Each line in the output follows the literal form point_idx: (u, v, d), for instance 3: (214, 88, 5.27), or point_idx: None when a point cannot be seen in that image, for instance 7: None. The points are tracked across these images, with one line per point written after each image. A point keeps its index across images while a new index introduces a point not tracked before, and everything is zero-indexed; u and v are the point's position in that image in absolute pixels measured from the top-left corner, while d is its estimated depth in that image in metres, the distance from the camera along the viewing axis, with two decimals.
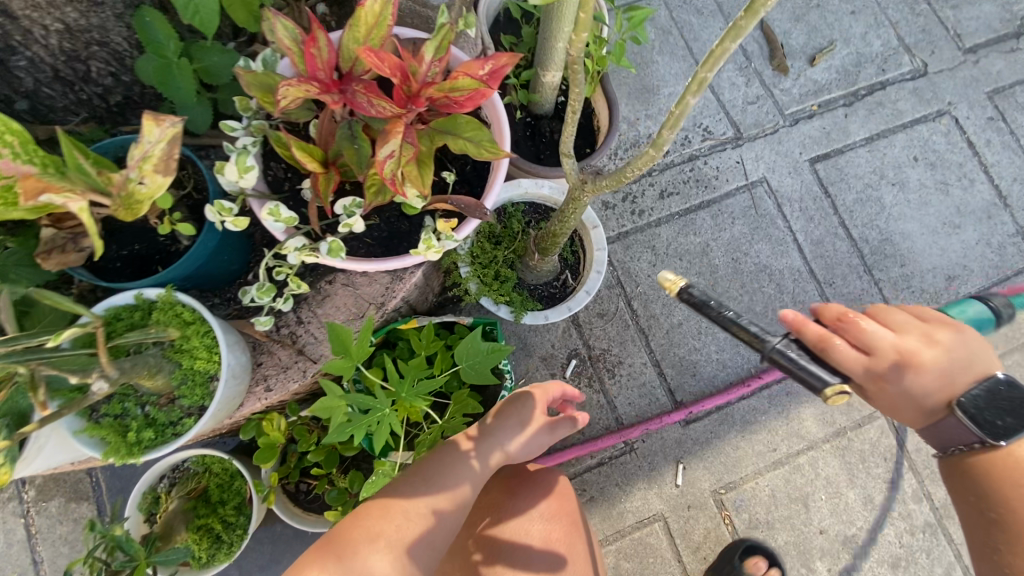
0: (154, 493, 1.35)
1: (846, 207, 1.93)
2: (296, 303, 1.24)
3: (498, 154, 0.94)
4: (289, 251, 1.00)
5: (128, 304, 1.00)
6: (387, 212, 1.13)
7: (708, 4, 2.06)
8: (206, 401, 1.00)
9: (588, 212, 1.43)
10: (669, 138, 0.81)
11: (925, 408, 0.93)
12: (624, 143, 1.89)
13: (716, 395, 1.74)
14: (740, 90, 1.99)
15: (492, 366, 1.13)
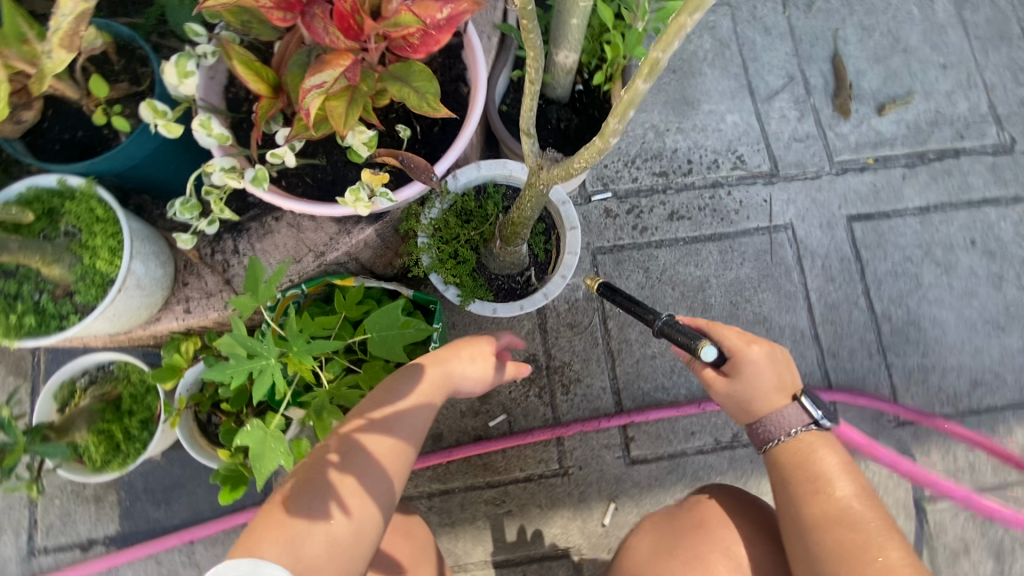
0: (72, 387, 1.35)
1: (875, 277, 1.72)
2: (237, 230, 1.18)
3: (438, 112, 0.85)
4: (214, 170, 0.95)
5: (51, 188, 0.98)
6: (336, 156, 1.06)
7: (780, 24, 1.88)
8: (99, 302, 0.97)
9: (569, 211, 1.31)
10: (616, 128, 0.69)
11: (776, 395, 1.06)
12: (646, 152, 1.74)
13: (672, 441, 1.59)
14: (790, 123, 1.80)
15: (405, 343, 1.05)
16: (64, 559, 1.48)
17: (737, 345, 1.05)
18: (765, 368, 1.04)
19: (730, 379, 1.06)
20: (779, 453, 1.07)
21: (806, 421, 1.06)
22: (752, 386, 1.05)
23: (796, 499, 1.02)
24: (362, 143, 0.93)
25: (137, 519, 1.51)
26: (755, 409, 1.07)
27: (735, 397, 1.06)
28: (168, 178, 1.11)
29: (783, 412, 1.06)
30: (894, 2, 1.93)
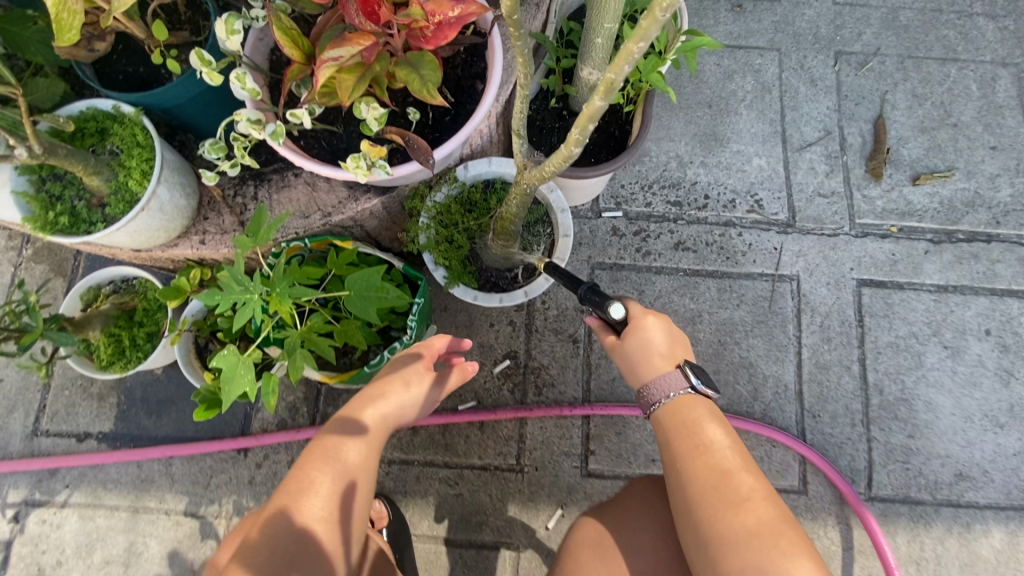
0: (97, 291, 1.51)
1: (874, 346, 1.68)
2: (260, 179, 1.30)
3: (436, 101, 0.94)
4: (241, 119, 1.03)
5: (107, 111, 1.13)
6: (353, 127, 1.17)
7: (827, 78, 1.87)
8: (123, 217, 1.11)
9: (565, 219, 1.36)
10: (579, 139, 0.75)
11: (661, 360, 1.09)
12: (664, 180, 1.77)
13: (631, 463, 1.61)
14: (817, 177, 1.79)
15: (380, 307, 1.14)
16: (61, 444, 1.64)
17: (633, 311, 1.12)
18: (656, 330, 1.10)
19: (623, 339, 1.12)
20: (661, 419, 1.08)
21: (683, 385, 1.07)
22: (642, 347, 1.10)
23: (673, 455, 1.03)
24: (374, 119, 1.00)
25: (129, 423, 1.65)
26: (646, 372, 1.11)
27: (627, 356, 1.12)
28: (208, 120, 1.25)
29: (665, 375, 1.08)
30: (953, 75, 1.89)
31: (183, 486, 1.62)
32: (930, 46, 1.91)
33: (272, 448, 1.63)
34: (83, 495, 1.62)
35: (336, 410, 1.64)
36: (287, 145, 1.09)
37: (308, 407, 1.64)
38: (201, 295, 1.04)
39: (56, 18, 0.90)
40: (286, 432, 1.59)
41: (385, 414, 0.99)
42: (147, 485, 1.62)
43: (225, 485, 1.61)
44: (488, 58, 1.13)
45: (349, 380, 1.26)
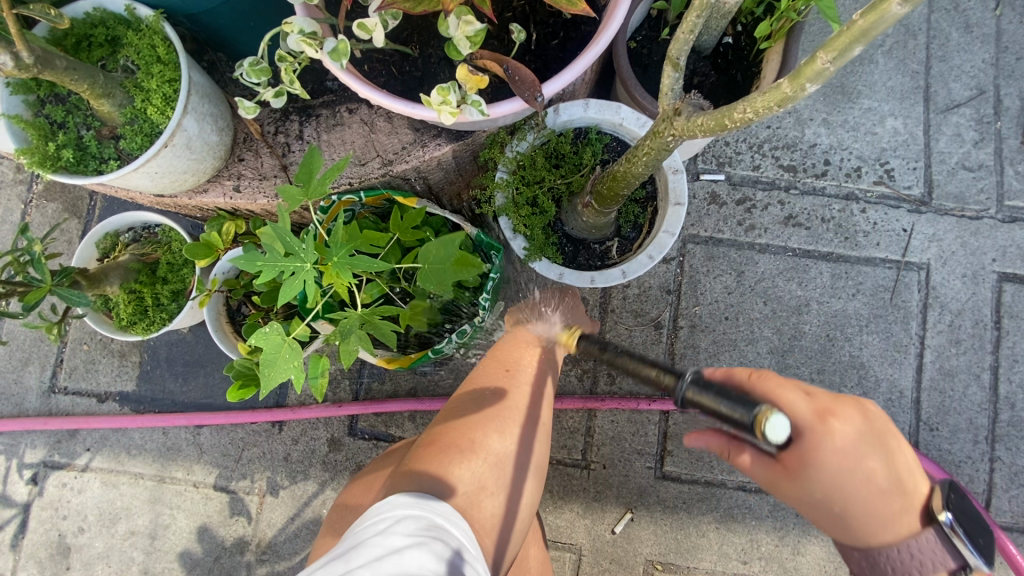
0: (115, 239, 1.31)
1: (1011, 353, 1.43)
2: (307, 114, 1.06)
3: (567, 11, 0.66)
4: (292, 30, 0.79)
5: (118, 14, 0.87)
6: (432, 49, 0.89)
7: (987, 23, 1.51)
8: (141, 154, 0.88)
9: (679, 183, 1.09)
10: (823, 70, 0.49)
11: (891, 505, 0.67)
12: (777, 140, 1.47)
13: (713, 468, 1.41)
14: (963, 146, 1.48)
15: (458, 286, 0.90)
16: (81, 403, 1.49)
17: (804, 423, 0.66)
18: (864, 462, 0.66)
19: (806, 480, 0.67)
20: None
21: (948, 565, 0.66)
22: (846, 491, 0.66)
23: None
24: (469, 36, 0.74)
25: (153, 386, 1.49)
26: (864, 532, 0.68)
27: (818, 502, 0.68)
28: (243, 34, 0.99)
29: (908, 541, 0.67)
30: None
31: (212, 458, 1.47)
32: None
33: (310, 423, 1.46)
34: (104, 460, 1.48)
35: (381, 386, 1.45)
36: (349, 69, 0.84)
37: (351, 381, 1.46)
38: (237, 261, 0.82)
39: None
40: (326, 407, 1.42)
41: (525, 390, 0.84)
42: (173, 453, 1.48)
43: (258, 460, 1.46)
44: None
45: (410, 364, 1.06)
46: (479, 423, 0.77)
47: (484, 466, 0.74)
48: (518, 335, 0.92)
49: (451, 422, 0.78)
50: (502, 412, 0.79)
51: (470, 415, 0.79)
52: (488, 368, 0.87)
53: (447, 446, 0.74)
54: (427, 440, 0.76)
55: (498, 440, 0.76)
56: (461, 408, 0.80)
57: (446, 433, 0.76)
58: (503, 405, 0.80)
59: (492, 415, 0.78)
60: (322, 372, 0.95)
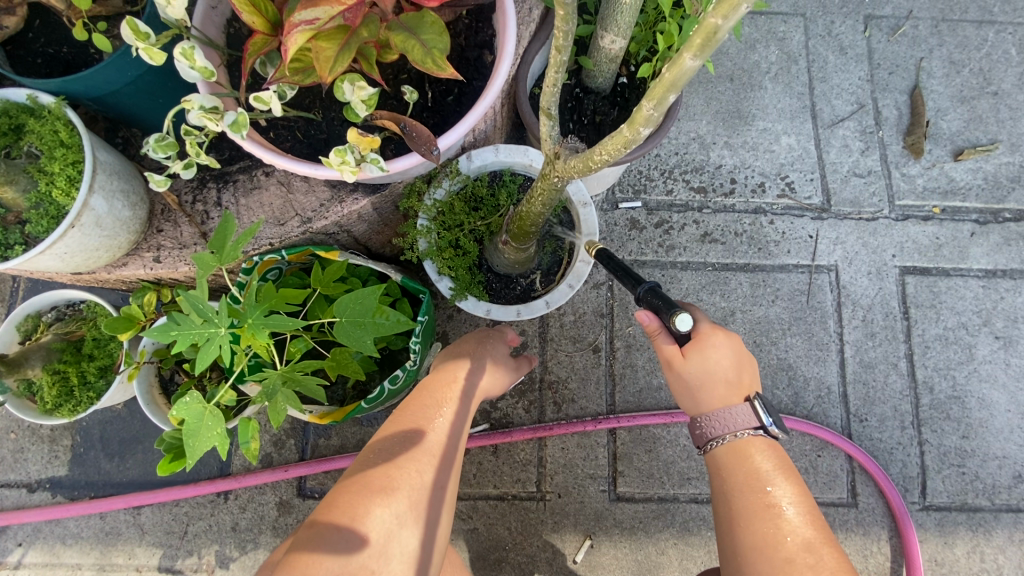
0: (37, 319, 1.28)
1: (922, 340, 1.54)
2: (223, 180, 1.08)
3: (446, 74, 0.73)
4: (192, 106, 0.82)
5: (20, 103, 0.90)
6: (334, 112, 0.95)
7: (858, 46, 1.68)
8: (49, 236, 0.88)
9: (589, 214, 1.16)
10: (650, 116, 0.56)
11: (727, 388, 0.97)
12: (685, 164, 1.58)
13: (664, 484, 1.44)
14: (852, 155, 1.62)
15: (379, 333, 0.93)
16: (10, 496, 1.42)
17: (702, 325, 0.97)
18: (722, 357, 0.96)
19: (687, 358, 0.97)
20: (719, 454, 0.98)
21: (752, 425, 0.96)
22: (707, 373, 0.97)
23: (727, 491, 0.95)
24: (360, 100, 0.79)
25: (88, 468, 1.43)
26: (706, 399, 0.98)
27: (689, 378, 0.98)
28: (153, 111, 1.03)
29: (732, 410, 0.96)
30: (992, 38, 1.70)
31: (155, 538, 1.41)
32: (965, 8, 1.71)
33: (257, 488, 1.42)
34: (38, 554, 1.40)
35: (328, 441, 1.44)
36: (253, 137, 0.88)
37: (297, 440, 1.44)
38: (152, 333, 0.82)
39: None
40: (272, 470, 1.39)
41: (442, 427, 0.86)
42: (113, 538, 1.41)
43: (204, 534, 1.41)
44: (497, 26, 0.93)
45: (345, 416, 1.07)
46: (394, 464, 0.78)
47: (398, 513, 0.75)
48: (439, 376, 0.94)
49: (367, 467, 0.78)
50: (420, 456, 0.81)
51: (387, 460, 0.79)
52: (406, 408, 0.88)
53: (362, 496, 0.74)
54: (340, 488, 0.76)
55: (413, 486, 0.78)
56: (378, 453, 0.81)
57: (361, 480, 0.76)
58: (419, 443, 0.82)
59: (409, 461, 0.80)
60: (251, 435, 0.94)
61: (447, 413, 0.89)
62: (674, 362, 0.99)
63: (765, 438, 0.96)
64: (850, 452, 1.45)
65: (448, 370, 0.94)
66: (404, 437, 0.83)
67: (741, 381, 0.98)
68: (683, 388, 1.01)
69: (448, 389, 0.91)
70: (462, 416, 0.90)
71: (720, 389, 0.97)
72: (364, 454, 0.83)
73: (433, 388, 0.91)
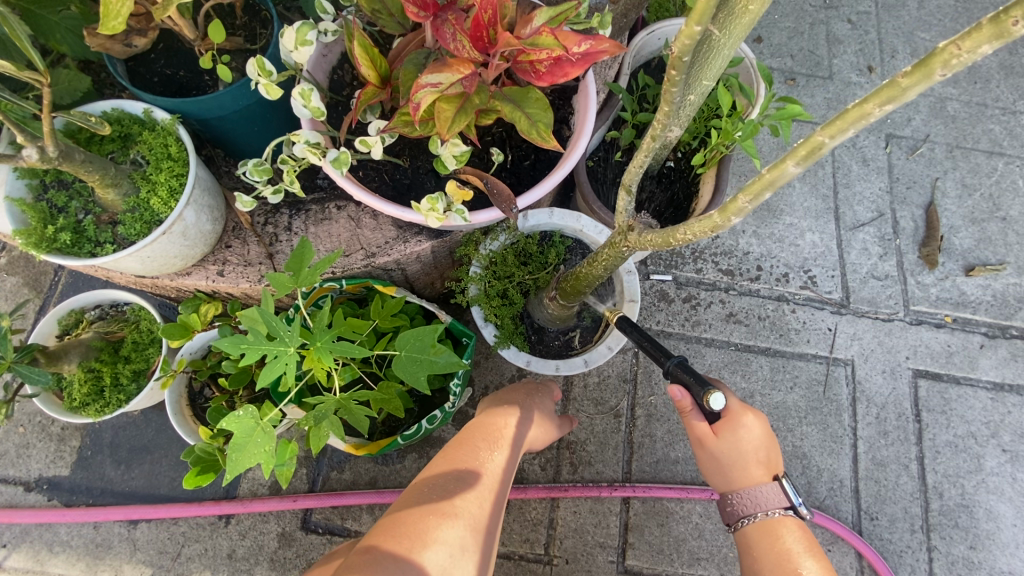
0: (79, 316, 1.30)
1: (932, 444, 1.57)
2: (297, 208, 1.14)
3: (546, 145, 0.81)
4: (299, 140, 0.89)
5: (135, 115, 0.96)
6: (421, 161, 1.03)
7: (879, 160, 1.82)
8: (139, 240, 0.93)
9: (632, 282, 1.23)
10: (744, 208, 0.62)
11: (757, 466, 0.99)
12: (715, 248, 1.67)
13: (674, 561, 1.43)
14: (870, 259, 1.72)
15: (432, 372, 0.95)
16: (4, 493, 1.37)
17: (732, 403, 1.00)
18: (754, 436, 0.99)
19: (719, 436, 1.00)
20: (750, 532, 1.00)
21: (783, 505, 0.98)
22: (738, 452, 0.99)
23: (758, 568, 0.97)
24: (455, 155, 0.86)
25: (91, 473, 1.40)
26: (737, 478, 1.01)
27: (720, 456, 1.01)
28: (247, 138, 1.10)
29: (762, 489, 0.98)
30: (1000, 168, 1.85)
31: (146, 556, 1.35)
32: (977, 138, 1.88)
33: (261, 516, 1.39)
34: (22, 559, 1.34)
35: (341, 474, 1.42)
36: (347, 175, 0.94)
37: (309, 470, 1.42)
38: (224, 344, 0.85)
39: (104, 2, 0.74)
40: (280, 499, 1.36)
41: (494, 470, 0.88)
42: (102, 551, 1.35)
43: (198, 558, 1.36)
44: (578, 104, 1.02)
45: (378, 450, 1.08)
46: (451, 499, 0.80)
47: (451, 551, 0.75)
48: (490, 420, 0.96)
49: (421, 501, 0.79)
50: (474, 495, 0.82)
51: (442, 494, 0.81)
52: (459, 447, 0.90)
53: (417, 530, 0.74)
54: (395, 519, 0.76)
55: (466, 526, 0.78)
56: (431, 488, 0.82)
57: (416, 514, 0.77)
58: (473, 482, 0.84)
59: (463, 502, 0.80)
60: (289, 457, 0.94)
61: (497, 456, 0.91)
62: (705, 438, 1.02)
63: (795, 518, 0.99)
64: (860, 548, 1.44)
65: (499, 415, 0.96)
66: (459, 475, 0.84)
67: (771, 460, 1.00)
68: (713, 466, 1.04)
69: (499, 434, 0.94)
70: (512, 462, 0.92)
71: (752, 468, 1.00)
72: (414, 489, 0.84)
73: (485, 431, 0.94)
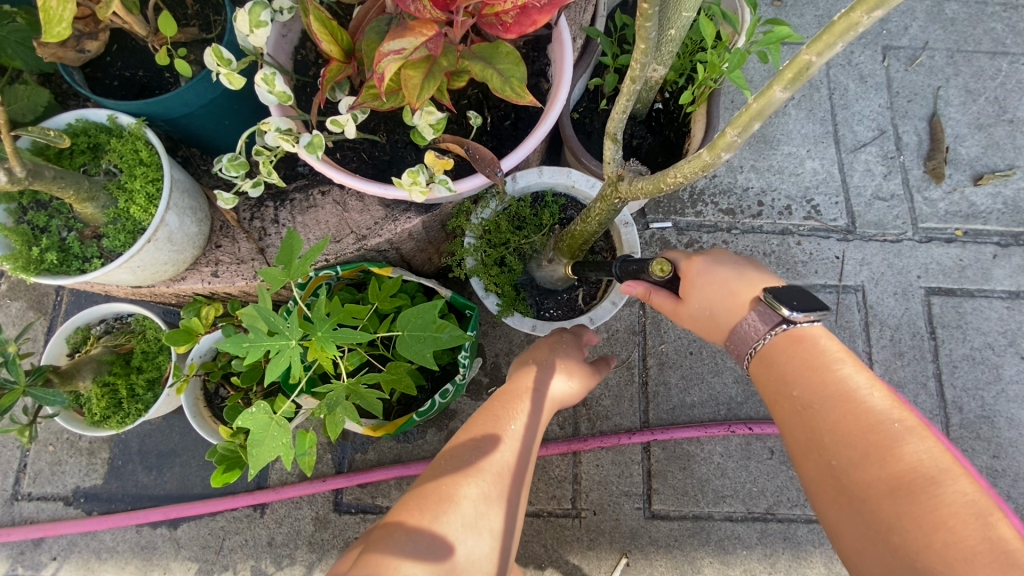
0: (86, 332, 1.31)
1: (949, 359, 1.56)
2: (281, 199, 1.12)
3: (525, 101, 0.78)
4: (269, 129, 0.85)
5: (100, 123, 0.93)
6: (398, 135, 1.00)
7: (877, 75, 1.74)
8: (126, 251, 0.91)
9: (631, 234, 1.20)
10: (733, 142, 0.59)
11: (737, 298, 0.82)
12: (714, 187, 1.62)
13: (699, 501, 1.45)
14: (874, 179, 1.66)
15: (438, 347, 0.94)
16: (46, 509, 1.42)
17: (679, 261, 0.89)
18: (716, 276, 0.84)
19: (685, 299, 0.87)
20: (769, 371, 0.78)
21: (778, 322, 0.77)
22: (708, 298, 0.84)
23: (812, 413, 0.72)
24: (430, 125, 0.83)
25: (125, 481, 1.44)
26: (724, 323, 0.83)
27: (699, 314, 0.85)
28: (219, 133, 1.07)
29: (751, 317, 0.79)
30: (1005, 68, 1.76)
31: (191, 553, 1.40)
32: (979, 40, 1.78)
33: (294, 503, 1.43)
34: (73, 568, 1.40)
35: (365, 455, 1.45)
36: (324, 159, 0.91)
37: (334, 454, 1.45)
38: (225, 344, 0.84)
39: (44, 7, 0.70)
40: (310, 484, 1.40)
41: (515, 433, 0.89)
42: (149, 553, 1.40)
43: (240, 549, 1.41)
44: (554, 53, 0.98)
45: (396, 429, 1.09)
46: (469, 467, 0.82)
47: (469, 519, 0.77)
48: (513, 386, 0.97)
49: (441, 471, 0.82)
50: (493, 460, 0.84)
51: (461, 462, 0.83)
52: (481, 414, 0.92)
53: (435, 499, 0.77)
54: (418, 489, 0.80)
55: (484, 491, 0.81)
56: (452, 456, 0.85)
57: (434, 483, 0.80)
58: (492, 447, 0.86)
59: (482, 468, 0.82)
60: (308, 447, 0.95)
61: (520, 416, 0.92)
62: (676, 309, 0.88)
63: (806, 324, 0.76)
64: None
65: (521, 381, 0.97)
66: (478, 441, 0.86)
67: (748, 285, 0.82)
68: (707, 331, 0.87)
69: (520, 399, 0.94)
70: (536, 423, 0.93)
71: (729, 307, 0.82)
72: (441, 457, 0.87)
73: (508, 396, 0.95)
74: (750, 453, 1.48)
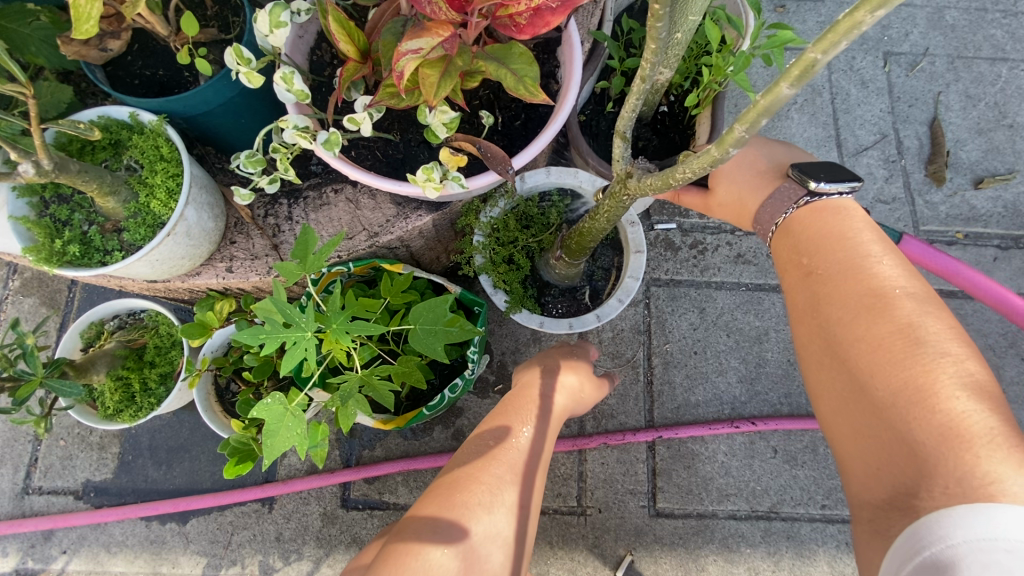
0: (100, 327, 1.33)
1: None
2: (295, 197, 1.14)
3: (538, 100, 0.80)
4: (287, 126, 0.87)
5: (121, 120, 0.96)
6: (411, 134, 1.03)
7: (878, 80, 1.77)
8: (145, 245, 0.94)
9: (637, 233, 1.22)
10: (741, 137, 0.61)
11: (763, 179, 0.93)
12: None
13: (703, 500, 1.47)
14: (876, 182, 1.69)
15: (449, 340, 0.96)
16: (56, 503, 1.43)
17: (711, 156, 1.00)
18: (744, 165, 0.95)
19: (714, 190, 0.98)
20: (788, 240, 0.88)
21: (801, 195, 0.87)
22: (734, 185, 0.96)
23: (826, 286, 0.79)
24: (444, 123, 0.85)
25: (134, 476, 1.45)
26: (750, 205, 0.95)
27: (727, 203, 0.98)
28: (235, 132, 1.10)
29: (775, 195, 0.90)
30: (1004, 74, 1.79)
31: (199, 547, 1.42)
32: (979, 46, 1.81)
33: (301, 499, 1.44)
34: (82, 562, 1.41)
35: (373, 452, 1.46)
36: (339, 156, 0.93)
37: (341, 451, 1.46)
38: (242, 335, 0.85)
39: (73, 5, 0.72)
40: (317, 479, 1.41)
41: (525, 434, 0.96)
42: (158, 547, 1.42)
43: (249, 543, 1.42)
44: (563, 55, 1.00)
45: (406, 423, 1.10)
46: (484, 464, 0.90)
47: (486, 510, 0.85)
48: (523, 391, 1.04)
49: (460, 469, 0.90)
50: (505, 457, 0.92)
51: (476, 460, 0.91)
52: (494, 418, 1.00)
53: (455, 494, 0.85)
54: (438, 486, 0.88)
55: (499, 484, 0.88)
56: (468, 455, 0.93)
57: (454, 480, 0.88)
58: (505, 444, 0.94)
59: (495, 464, 0.90)
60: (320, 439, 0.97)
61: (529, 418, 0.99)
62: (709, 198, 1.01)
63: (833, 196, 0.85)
64: None
65: (530, 386, 1.04)
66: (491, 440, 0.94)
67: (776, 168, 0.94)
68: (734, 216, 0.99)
69: (529, 403, 1.01)
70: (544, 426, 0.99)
71: (753, 189, 0.94)
72: (459, 457, 0.95)
73: (517, 401, 1.02)
74: (754, 452, 1.50)
